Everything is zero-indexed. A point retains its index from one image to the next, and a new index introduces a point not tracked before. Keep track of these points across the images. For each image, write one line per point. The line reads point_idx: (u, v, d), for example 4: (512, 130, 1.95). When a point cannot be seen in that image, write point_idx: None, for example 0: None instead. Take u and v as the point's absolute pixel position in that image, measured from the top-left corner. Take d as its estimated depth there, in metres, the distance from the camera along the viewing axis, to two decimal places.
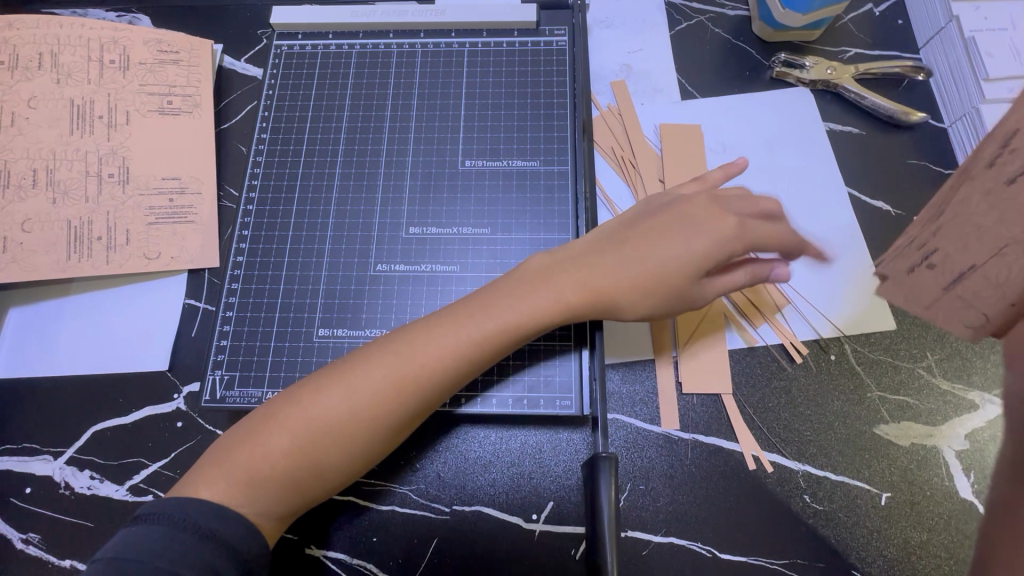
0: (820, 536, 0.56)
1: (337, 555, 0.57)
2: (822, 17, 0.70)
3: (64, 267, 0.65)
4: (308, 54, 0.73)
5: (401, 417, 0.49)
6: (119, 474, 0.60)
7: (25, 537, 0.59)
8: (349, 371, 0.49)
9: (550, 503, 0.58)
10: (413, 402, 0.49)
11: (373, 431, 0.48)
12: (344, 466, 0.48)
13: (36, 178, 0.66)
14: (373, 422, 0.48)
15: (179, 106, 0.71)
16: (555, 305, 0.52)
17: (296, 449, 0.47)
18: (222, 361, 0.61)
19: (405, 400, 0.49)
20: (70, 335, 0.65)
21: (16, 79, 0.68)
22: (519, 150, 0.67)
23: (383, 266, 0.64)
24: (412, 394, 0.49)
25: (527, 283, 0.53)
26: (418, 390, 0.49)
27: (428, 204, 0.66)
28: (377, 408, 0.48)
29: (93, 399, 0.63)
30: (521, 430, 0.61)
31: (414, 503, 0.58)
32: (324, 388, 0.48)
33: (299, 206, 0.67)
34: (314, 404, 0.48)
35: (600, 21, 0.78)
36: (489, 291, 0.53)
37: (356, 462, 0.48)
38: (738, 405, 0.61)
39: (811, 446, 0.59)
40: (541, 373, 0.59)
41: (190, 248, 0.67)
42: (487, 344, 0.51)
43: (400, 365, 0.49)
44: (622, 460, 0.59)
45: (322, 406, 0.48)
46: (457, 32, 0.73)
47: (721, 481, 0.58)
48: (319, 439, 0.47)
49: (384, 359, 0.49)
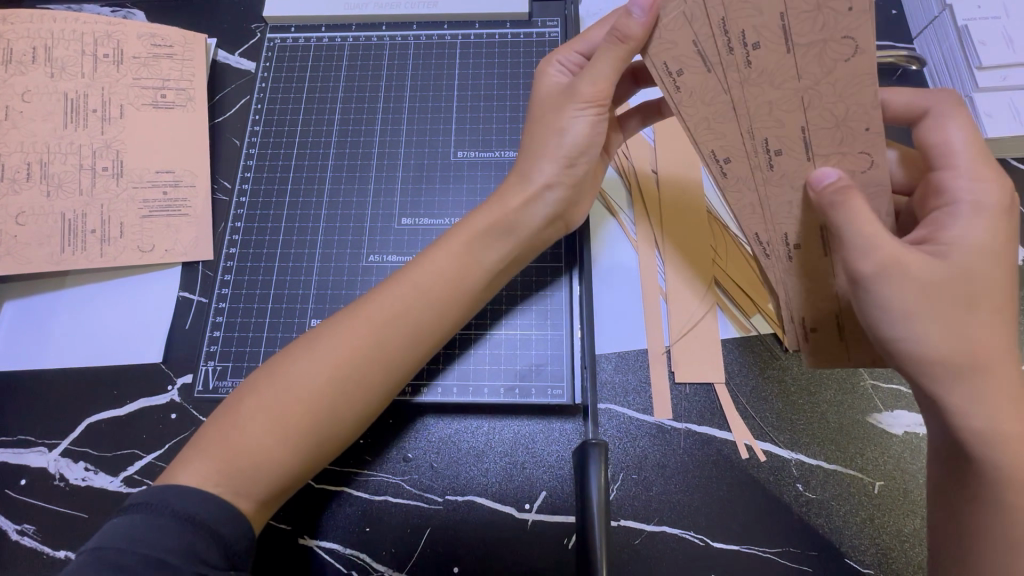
0: (814, 524, 0.56)
1: (330, 545, 0.57)
2: None
3: (58, 260, 0.65)
4: (301, 46, 0.73)
5: (372, 372, 0.50)
6: (114, 466, 0.61)
7: (20, 528, 0.59)
8: (315, 335, 0.51)
9: (542, 492, 0.58)
10: (379, 356, 0.50)
11: (344, 389, 0.49)
12: (320, 431, 0.48)
13: (31, 171, 0.66)
14: (342, 379, 0.49)
15: (173, 99, 0.71)
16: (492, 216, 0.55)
17: (270, 415, 0.47)
18: (215, 352, 0.62)
19: (370, 353, 0.50)
20: (65, 327, 0.66)
21: (10, 73, 0.68)
22: (512, 141, 0.67)
23: (375, 256, 0.64)
24: (377, 346, 0.50)
25: (468, 224, 0.56)
26: (383, 343, 0.51)
27: (420, 194, 0.66)
28: (346, 364, 0.49)
29: (88, 391, 0.63)
30: (513, 420, 0.61)
31: (406, 493, 0.58)
32: (293, 356, 0.50)
33: (291, 197, 0.67)
34: (284, 369, 0.49)
35: (593, 14, 0.77)
36: (443, 239, 0.56)
37: (336, 429, 0.49)
38: (730, 394, 0.61)
39: (804, 435, 0.59)
40: (533, 363, 0.60)
41: (184, 241, 0.67)
42: (446, 283, 0.53)
43: (362, 320, 0.51)
44: (615, 449, 0.59)
45: (292, 368, 0.49)
46: (450, 24, 0.73)
47: (714, 470, 0.58)
48: (293, 402, 0.48)
49: (347, 319, 0.51)
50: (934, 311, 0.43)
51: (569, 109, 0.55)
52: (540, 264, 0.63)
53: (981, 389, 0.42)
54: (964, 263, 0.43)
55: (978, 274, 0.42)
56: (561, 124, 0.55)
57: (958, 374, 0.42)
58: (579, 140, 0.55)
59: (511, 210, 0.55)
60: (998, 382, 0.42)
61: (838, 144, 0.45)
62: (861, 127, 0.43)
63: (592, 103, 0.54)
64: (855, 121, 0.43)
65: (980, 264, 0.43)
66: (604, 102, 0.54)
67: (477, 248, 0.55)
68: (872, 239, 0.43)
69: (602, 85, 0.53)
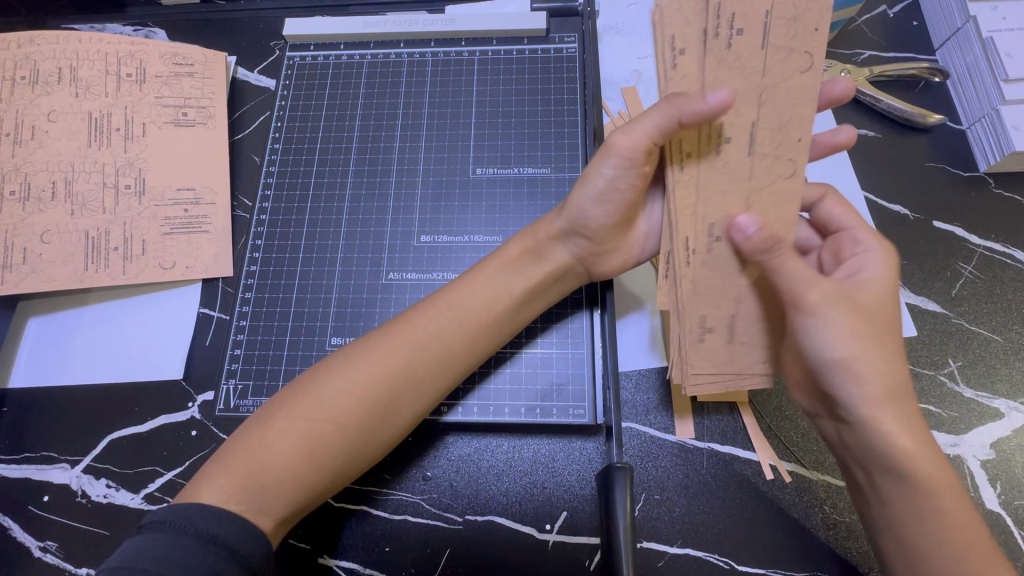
0: (842, 546, 0.55)
1: (350, 565, 0.57)
2: (840, 18, 0.69)
3: (82, 277, 0.66)
4: (320, 64, 0.74)
5: (402, 392, 0.50)
6: (134, 483, 0.61)
7: (43, 545, 0.59)
8: (347, 353, 0.52)
9: (563, 512, 0.57)
10: (409, 382, 0.51)
11: (372, 410, 0.49)
12: (345, 454, 0.48)
13: (55, 189, 0.67)
14: (371, 398, 0.49)
15: (193, 117, 0.71)
16: (523, 249, 0.56)
17: (299, 433, 0.48)
18: (236, 370, 0.62)
19: (397, 378, 0.50)
20: (87, 343, 0.66)
21: (36, 93, 0.70)
22: (530, 157, 0.67)
23: (394, 275, 0.64)
24: (408, 368, 0.51)
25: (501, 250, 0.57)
26: (413, 366, 0.51)
27: (439, 212, 0.66)
28: (377, 386, 0.50)
29: (110, 408, 0.64)
30: (534, 439, 0.60)
31: (426, 513, 0.58)
32: (325, 375, 0.50)
33: (311, 215, 0.68)
34: (316, 386, 0.50)
35: (610, 28, 0.77)
36: (475, 267, 0.57)
37: (360, 449, 0.49)
38: (755, 415, 0.60)
39: (829, 456, 0.58)
40: (554, 382, 0.60)
41: (204, 257, 0.68)
42: (481, 313, 0.54)
43: (394, 341, 0.51)
44: (637, 468, 0.59)
45: (322, 385, 0.50)
46: (466, 41, 0.73)
47: (738, 491, 0.57)
48: (321, 422, 0.48)
49: (380, 338, 0.52)
50: (865, 332, 0.48)
51: (598, 159, 0.53)
52: (560, 305, 0.62)
53: (898, 413, 0.47)
54: (885, 300, 0.50)
55: (894, 304, 0.51)
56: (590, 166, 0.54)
57: (900, 406, 0.47)
58: (608, 192, 0.53)
59: (538, 240, 0.56)
60: (912, 408, 0.48)
61: (774, 147, 0.49)
62: (798, 136, 0.48)
63: (619, 155, 0.51)
64: (795, 128, 0.48)
65: (888, 294, 0.51)
66: (632, 156, 0.50)
67: (510, 276, 0.55)
68: (799, 287, 0.49)
69: (640, 134, 0.49)
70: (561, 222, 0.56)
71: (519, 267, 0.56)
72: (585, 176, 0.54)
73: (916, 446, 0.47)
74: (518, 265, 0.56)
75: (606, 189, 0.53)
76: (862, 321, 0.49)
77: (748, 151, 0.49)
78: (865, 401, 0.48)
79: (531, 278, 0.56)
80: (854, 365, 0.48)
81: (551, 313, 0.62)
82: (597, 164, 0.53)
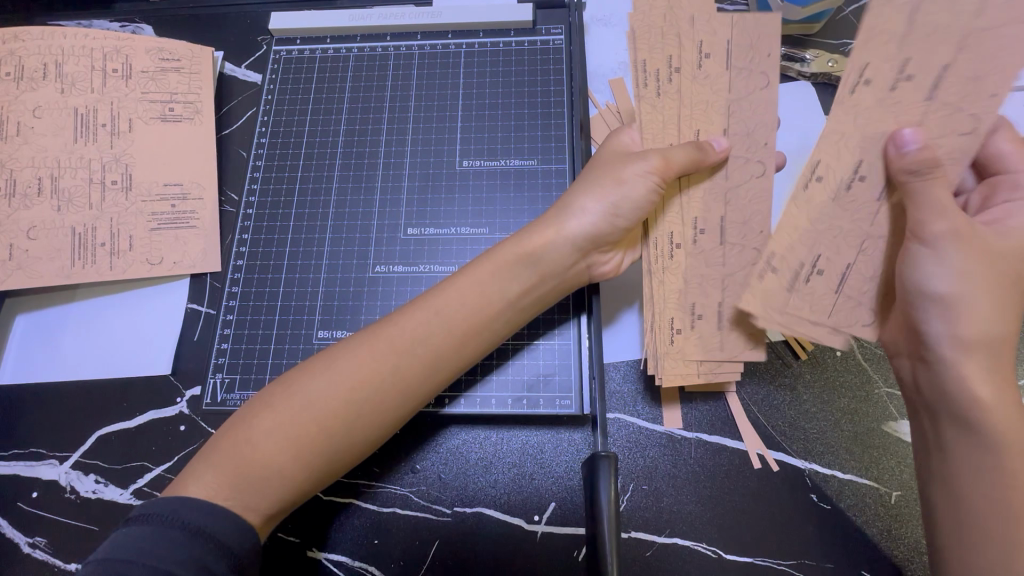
0: (829, 536, 0.55)
1: (338, 557, 0.57)
2: (824, 9, 0.67)
3: (69, 273, 0.66)
4: (306, 58, 0.74)
5: (392, 393, 0.50)
6: (123, 478, 0.61)
7: (32, 541, 0.59)
8: (333, 353, 0.52)
9: (552, 504, 0.57)
10: (395, 384, 0.50)
11: (360, 410, 0.49)
12: (334, 452, 0.48)
13: (41, 186, 0.67)
14: (359, 399, 0.49)
15: (181, 112, 0.71)
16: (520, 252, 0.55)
17: (284, 432, 0.47)
18: (223, 364, 0.62)
19: (384, 380, 0.50)
20: (75, 340, 0.66)
21: (21, 90, 0.69)
22: (518, 149, 0.67)
23: (381, 267, 0.64)
24: (394, 370, 0.50)
25: (492, 251, 0.56)
26: (400, 368, 0.50)
27: (426, 204, 0.66)
28: (363, 385, 0.49)
29: (99, 403, 0.63)
30: (521, 430, 0.60)
31: (415, 504, 0.58)
32: (312, 374, 0.50)
33: (298, 209, 0.67)
34: (303, 387, 0.49)
35: (597, 20, 0.77)
36: (466, 266, 0.56)
37: (347, 450, 0.49)
38: (742, 404, 0.60)
39: (817, 444, 0.58)
40: (540, 373, 0.60)
41: (192, 253, 0.67)
42: (472, 313, 0.53)
43: (381, 342, 0.51)
44: (624, 459, 0.59)
45: (309, 387, 0.49)
46: (453, 33, 0.73)
47: (726, 480, 0.57)
48: (308, 422, 0.48)
49: (367, 339, 0.52)
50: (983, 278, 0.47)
51: (634, 164, 0.55)
52: (547, 312, 0.61)
53: (989, 364, 0.46)
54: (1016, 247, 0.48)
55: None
56: (614, 173, 0.56)
57: (993, 358, 0.47)
58: (633, 197, 0.55)
59: (535, 243, 0.55)
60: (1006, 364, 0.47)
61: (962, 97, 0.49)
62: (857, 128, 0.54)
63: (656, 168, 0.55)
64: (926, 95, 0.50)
65: None
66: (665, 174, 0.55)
67: (503, 277, 0.55)
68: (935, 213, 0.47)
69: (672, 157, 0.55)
70: (578, 222, 0.55)
71: (516, 276, 0.55)
72: (615, 177, 0.55)
73: (994, 398, 0.46)
74: (516, 274, 0.55)
75: (639, 195, 0.55)
76: (986, 268, 0.47)
77: (926, 97, 0.50)
78: (956, 343, 0.47)
79: (524, 283, 0.55)
80: (954, 305, 0.47)
81: (539, 320, 0.61)
82: (632, 168, 0.55)
